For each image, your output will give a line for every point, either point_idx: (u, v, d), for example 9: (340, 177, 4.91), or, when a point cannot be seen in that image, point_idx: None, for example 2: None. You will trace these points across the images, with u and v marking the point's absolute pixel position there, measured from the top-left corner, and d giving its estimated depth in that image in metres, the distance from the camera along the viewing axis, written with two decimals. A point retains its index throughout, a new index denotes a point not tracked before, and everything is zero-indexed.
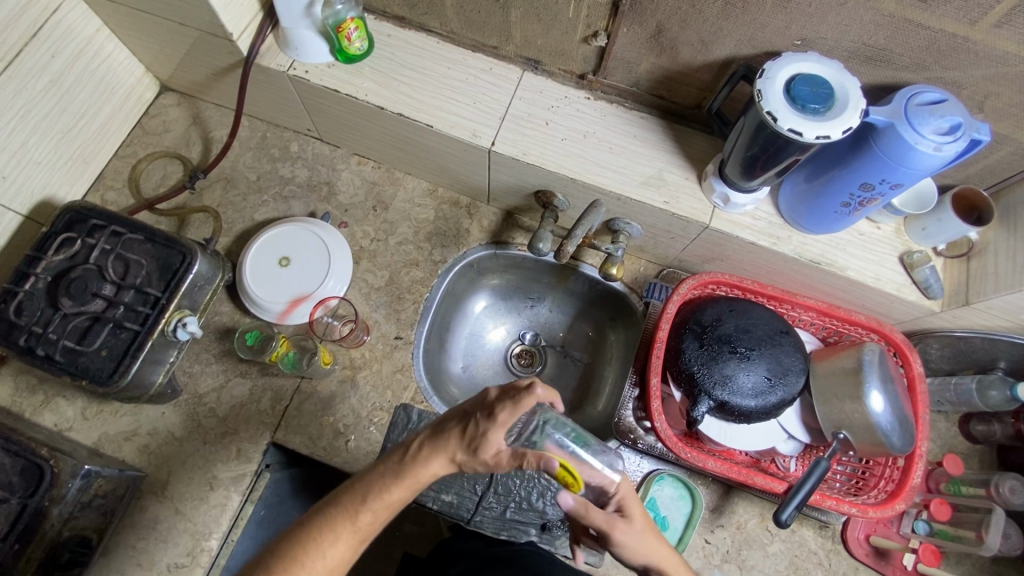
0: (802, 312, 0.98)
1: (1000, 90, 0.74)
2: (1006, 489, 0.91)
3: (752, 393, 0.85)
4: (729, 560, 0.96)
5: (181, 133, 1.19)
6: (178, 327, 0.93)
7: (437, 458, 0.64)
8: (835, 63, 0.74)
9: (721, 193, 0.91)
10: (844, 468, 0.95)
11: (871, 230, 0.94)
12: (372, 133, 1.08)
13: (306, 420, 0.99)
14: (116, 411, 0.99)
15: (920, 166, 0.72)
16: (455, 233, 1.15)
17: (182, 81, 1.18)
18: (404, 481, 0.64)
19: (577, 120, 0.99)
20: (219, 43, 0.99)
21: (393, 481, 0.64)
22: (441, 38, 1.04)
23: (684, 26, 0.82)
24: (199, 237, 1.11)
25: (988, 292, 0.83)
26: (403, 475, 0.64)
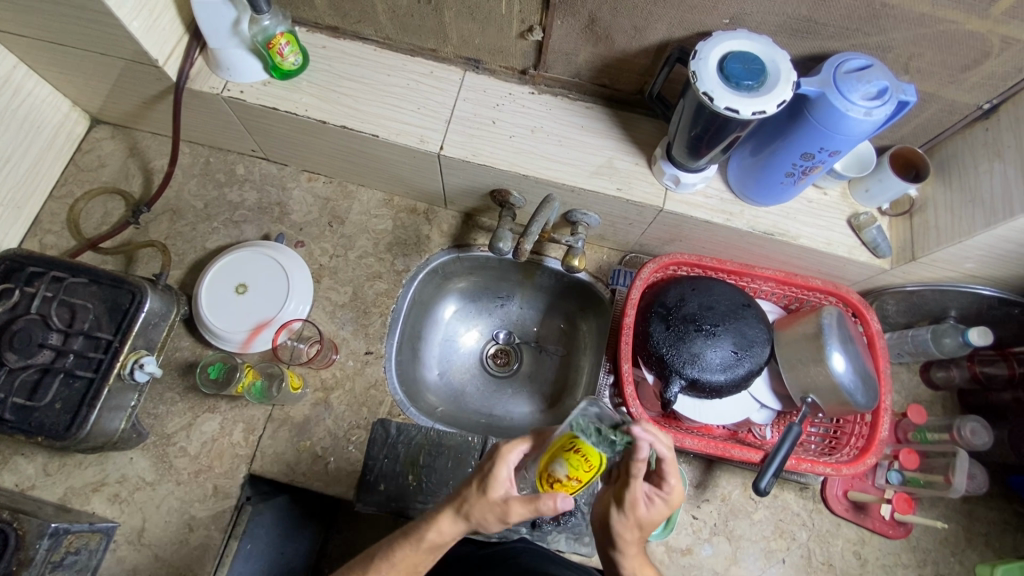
0: (762, 283, 1.00)
1: (921, 51, 0.76)
2: (967, 431, 0.94)
3: (720, 368, 0.87)
4: (718, 532, 0.98)
5: (119, 167, 1.14)
6: (135, 368, 0.89)
7: (448, 528, 0.67)
8: (764, 38, 0.75)
9: (671, 175, 0.91)
10: (817, 429, 0.97)
11: (819, 196, 0.96)
12: (318, 148, 1.06)
13: (282, 448, 0.97)
14: (81, 462, 0.95)
15: (854, 132, 0.74)
16: (416, 240, 1.13)
17: (113, 113, 1.13)
18: (419, 550, 0.67)
19: (523, 115, 0.98)
20: (146, 70, 0.95)
21: (411, 549, 0.67)
22: (377, 45, 1.02)
23: (616, 14, 0.82)
24: (149, 273, 1.07)
25: (931, 246, 0.86)
26: (418, 545, 0.67)
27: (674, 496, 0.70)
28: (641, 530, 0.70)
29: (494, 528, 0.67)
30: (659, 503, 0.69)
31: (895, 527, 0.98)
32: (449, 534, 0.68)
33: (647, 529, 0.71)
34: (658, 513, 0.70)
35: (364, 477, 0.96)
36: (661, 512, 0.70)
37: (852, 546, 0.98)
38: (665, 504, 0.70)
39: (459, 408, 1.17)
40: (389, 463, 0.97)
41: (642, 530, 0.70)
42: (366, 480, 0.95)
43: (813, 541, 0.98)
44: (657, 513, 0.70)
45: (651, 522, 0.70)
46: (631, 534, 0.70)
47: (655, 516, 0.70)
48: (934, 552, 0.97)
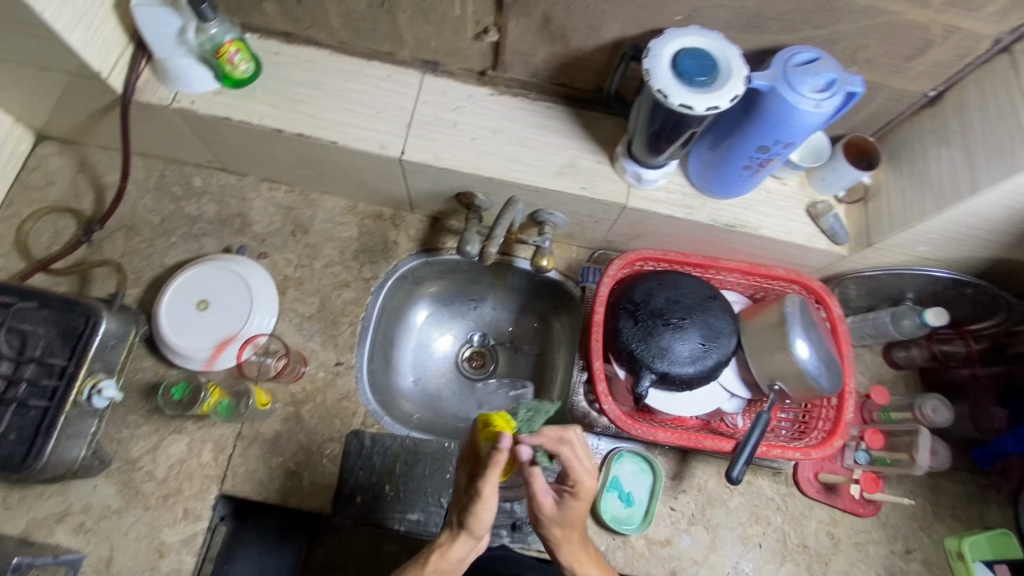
0: (727, 275, 1.01)
1: (867, 43, 0.78)
2: (928, 409, 0.98)
3: (689, 360, 0.88)
4: (696, 521, 0.99)
5: (68, 184, 1.10)
6: (93, 394, 0.86)
7: (459, 547, 0.69)
8: (715, 34, 0.76)
9: (633, 172, 0.92)
10: (787, 415, 0.99)
11: (778, 187, 0.98)
12: (277, 157, 1.03)
13: (254, 465, 0.95)
14: (41, 493, 0.92)
15: (806, 124, 0.76)
16: (383, 246, 1.12)
17: (59, 128, 1.09)
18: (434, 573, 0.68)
19: (485, 117, 0.98)
20: (89, 83, 0.92)
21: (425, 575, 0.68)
22: (332, 49, 1.00)
23: (570, 13, 0.82)
24: (105, 292, 1.04)
25: (886, 231, 0.89)
26: (428, 567, 0.68)
27: (585, 488, 0.70)
28: (566, 529, 0.72)
29: (488, 518, 0.68)
30: (571, 497, 0.70)
31: (865, 505, 1.01)
32: (462, 553, 0.69)
33: (574, 526, 0.72)
34: (575, 508, 0.71)
35: (339, 490, 0.95)
36: (577, 508, 0.71)
37: (825, 526, 1.00)
38: (579, 498, 0.70)
39: (435, 414, 1.16)
40: (364, 475, 0.96)
41: (568, 529, 0.72)
42: (342, 493, 0.94)
43: (788, 524, 1.00)
44: (572, 510, 0.71)
45: (573, 519, 0.71)
46: (557, 533, 0.72)
47: (573, 513, 0.71)
48: (903, 528, 1.01)
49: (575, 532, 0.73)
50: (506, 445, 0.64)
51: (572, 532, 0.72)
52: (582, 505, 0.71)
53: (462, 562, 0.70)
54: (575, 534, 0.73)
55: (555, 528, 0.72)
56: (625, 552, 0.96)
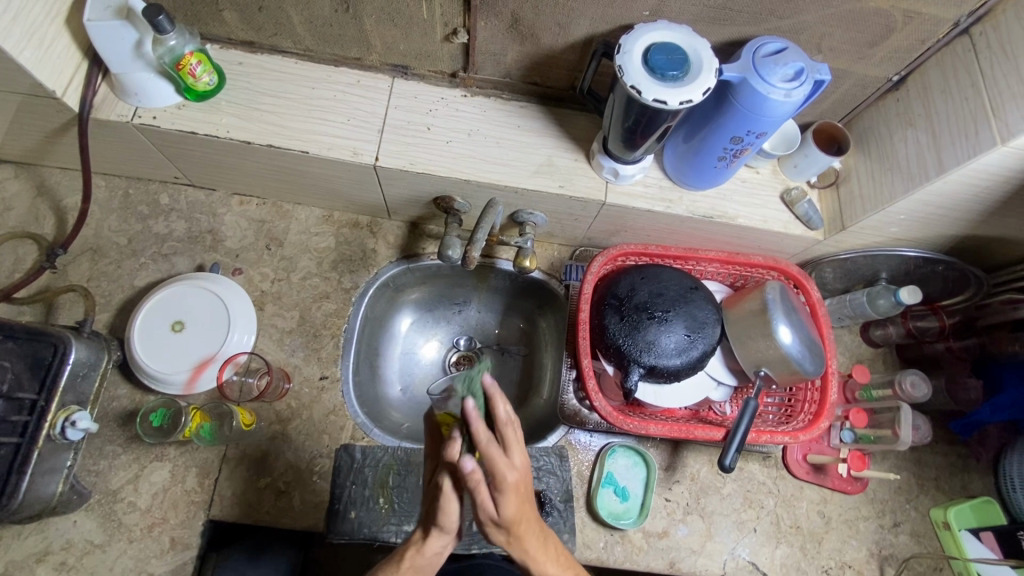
0: (707, 265, 1.02)
1: (831, 31, 0.79)
2: (908, 384, 1.00)
3: (675, 352, 0.88)
4: (691, 511, 1.00)
5: (26, 209, 1.05)
6: (67, 427, 0.83)
7: (435, 542, 0.67)
8: (684, 28, 0.76)
9: (610, 168, 0.92)
10: (774, 399, 1.00)
11: (752, 176, 0.99)
12: (247, 170, 1.01)
13: (242, 488, 0.93)
14: (18, 533, 0.88)
15: (777, 113, 0.76)
16: (362, 255, 1.10)
17: (12, 150, 1.04)
18: (414, 570, 0.67)
19: (458, 119, 0.97)
20: (42, 103, 0.88)
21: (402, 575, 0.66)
22: (298, 57, 0.98)
23: (538, 12, 0.81)
24: (73, 320, 1.00)
25: (858, 215, 0.90)
26: (404, 562, 0.67)
27: (507, 484, 0.58)
28: (506, 530, 0.62)
29: (454, 515, 0.64)
30: (506, 533, 0.63)
31: (852, 483, 1.03)
32: (439, 547, 0.67)
33: (515, 528, 0.61)
34: (506, 510, 0.60)
35: (332, 506, 0.92)
36: (508, 503, 0.59)
37: (815, 506, 1.02)
38: (502, 492, 0.59)
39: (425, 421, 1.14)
40: (356, 489, 0.94)
41: (508, 528, 0.61)
42: (335, 509, 0.92)
43: (780, 507, 1.02)
44: (513, 546, 0.64)
45: (511, 518, 0.60)
46: (499, 537, 0.63)
47: (505, 514, 0.60)
48: (890, 502, 1.03)
49: (523, 531, 0.63)
50: (468, 468, 0.58)
51: (516, 532, 0.62)
52: (512, 500, 0.59)
53: (442, 554, 0.69)
54: (523, 530, 0.62)
55: (494, 531, 0.63)
56: (624, 546, 0.97)
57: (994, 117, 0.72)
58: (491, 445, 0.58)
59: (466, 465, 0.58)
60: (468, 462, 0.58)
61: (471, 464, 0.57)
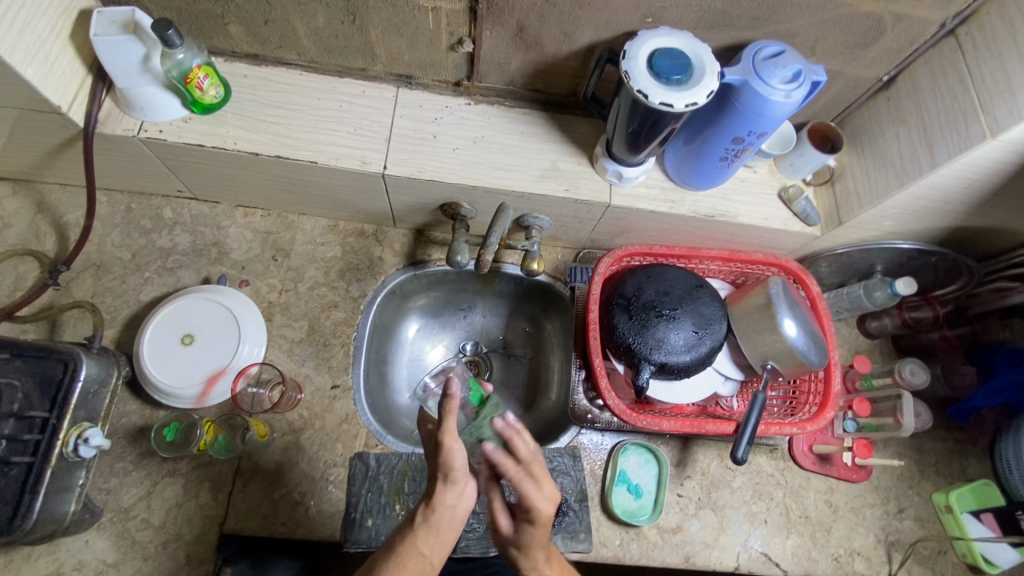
0: (710, 264, 1.05)
1: (825, 34, 0.83)
2: (907, 372, 1.04)
3: (684, 349, 0.90)
4: (703, 505, 1.02)
5: (26, 226, 1.04)
6: (79, 444, 0.81)
7: (446, 495, 0.69)
8: (685, 33, 0.79)
9: (614, 170, 0.94)
10: (778, 392, 1.03)
11: (750, 175, 1.02)
12: (253, 181, 1.01)
13: (256, 500, 0.92)
14: (28, 555, 0.86)
15: (777, 114, 0.79)
16: (368, 263, 1.10)
17: (12, 168, 1.03)
18: (427, 530, 0.69)
19: (463, 127, 0.99)
20: (46, 118, 0.87)
21: (417, 533, 0.69)
22: (303, 69, 0.99)
23: (544, 21, 0.84)
24: (79, 336, 0.99)
25: (855, 210, 0.94)
26: (418, 520, 0.69)
27: (540, 515, 0.67)
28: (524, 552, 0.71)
29: (460, 460, 0.67)
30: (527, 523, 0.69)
31: (857, 471, 1.06)
32: (451, 499, 0.70)
33: (533, 549, 0.70)
34: (532, 534, 0.69)
35: (348, 515, 0.92)
36: (534, 535, 0.69)
37: (823, 495, 1.05)
38: (533, 526, 0.68)
39: None
40: (372, 496, 0.94)
41: (525, 551, 0.71)
42: (352, 517, 0.92)
43: (789, 498, 1.04)
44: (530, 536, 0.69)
45: (531, 543, 0.70)
46: (516, 555, 0.72)
47: (528, 538, 0.70)
48: (894, 488, 1.06)
49: (540, 556, 0.72)
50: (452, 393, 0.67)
51: (533, 555, 0.71)
52: (539, 531, 0.69)
53: (454, 512, 0.70)
54: (540, 555, 0.72)
55: (513, 549, 0.72)
56: (639, 543, 0.98)
57: (984, 113, 0.75)
58: (522, 474, 0.67)
59: (450, 390, 0.67)
60: (491, 446, 0.67)
61: (493, 448, 0.67)
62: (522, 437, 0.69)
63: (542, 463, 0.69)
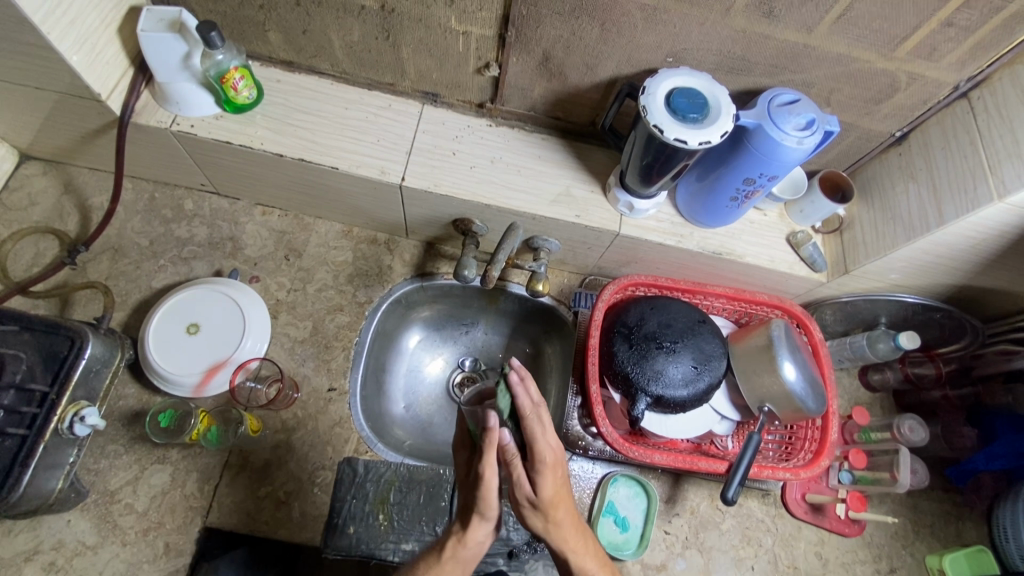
0: (714, 300, 1.05)
1: (840, 87, 0.85)
2: (906, 428, 1.02)
3: (682, 383, 0.90)
4: (690, 545, 1.00)
5: (52, 205, 1.07)
6: (75, 422, 0.82)
7: (476, 533, 0.68)
8: (704, 75, 0.82)
9: (625, 201, 0.96)
10: (774, 436, 1.01)
11: (760, 217, 1.04)
12: (275, 182, 1.04)
13: (240, 496, 0.92)
14: (9, 529, 0.86)
15: (789, 159, 0.81)
16: (377, 271, 1.12)
17: (46, 148, 1.06)
18: (455, 564, 0.68)
19: (482, 147, 1.01)
20: (84, 104, 0.91)
21: (444, 566, 0.68)
22: (334, 79, 1.03)
23: (568, 52, 0.87)
24: (88, 316, 1.00)
25: (861, 260, 0.95)
26: (445, 552, 0.68)
27: (545, 457, 0.66)
28: (545, 513, 0.68)
29: (495, 497, 0.67)
30: (535, 468, 0.66)
31: (849, 525, 1.04)
32: (480, 537, 0.68)
33: (551, 505, 0.67)
34: (544, 484, 0.66)
35: (331, 520, 0.92)
36: (548, 482, 0.66)
37: (813, 547, 1.03)
38: (540, 471, 0.66)
39: (427, 441, 1.14)
40: (357, 503, 0.94)
41: (545, 510, 0.67)
42: (334, 523, 0.91)
43: (778, 545, 1.02)
44: (544, 485, 0.66)
45: (549, 497, 0.67)
46: (535, 515, 0.68)
47: (545, 491, 0.67)
48: (886, 547, 1.04)
49: (559, 516, 0.68)
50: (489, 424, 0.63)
51: (552, 516, 0.68)
52: (549, 480, 0.66)
53: (483, 546, 0.70)
54: (559, 514, 0.68)
55: (531, 511, 0.68)
56: None
57: (993, 176, 0.77)
58: (535, 417, 0.66)
59: (491, 421, 0.63)
60: (516, 378, 0.65)
61: (518, 378, 0.65)
62: (529, 381, 0.67)
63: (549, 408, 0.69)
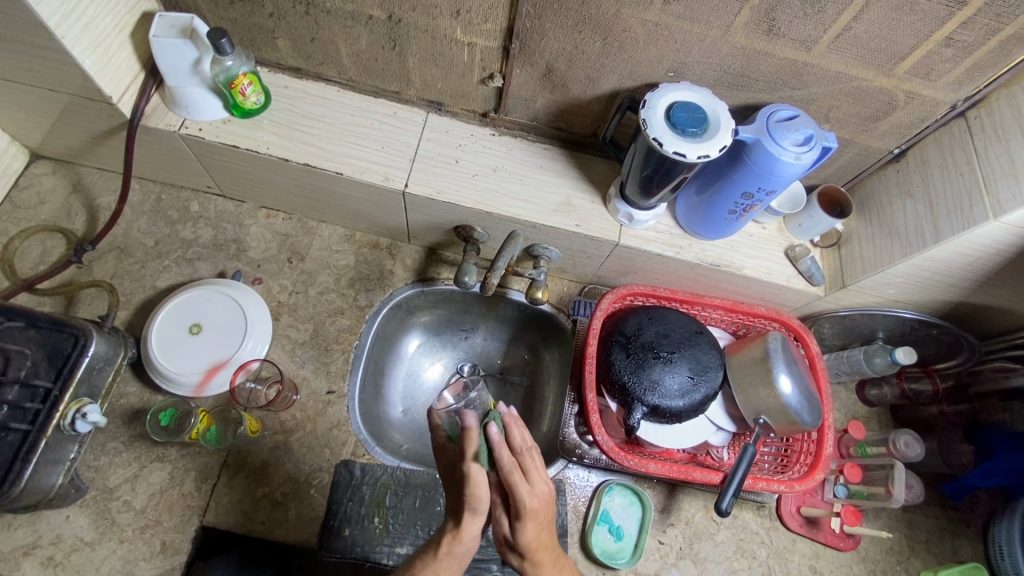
0: (712, 311, 1.06)
1: (839, 104, 0.86)
2: (902, 443, 1.02)
3: (679, 394, 0.91)
4: (684, 556, 1.00)
5: (60, 204, 1.09)
6: (77, 418, 0.83)
7: (471, 527, 0.68)
8: (705, 90, 0.83)
9: (625, 212, 0.97)
10: (769, 448, 1.02)
11: (759, 231, 1.05)
12: (280, 186, 1.05)
13: (237, 496, 0.93)
14: (8, 524, 0.87)
15: (787, 174, 0.82)
16: (379, 275, 1.13)
17: (57, 148, 1.08)
18: (451, 559, 0.67)
19: (485, 155, 1.03)
20: (96, 106, 0.93)
21: (440, 563, 0.67)
22: (340, 86, 1.04)
23: (571, 65, 0.88)
24: (93, 314, 1.02)
25: (859, 274, 0.95)
26: (441, 551, 0.67)
27: (526, 510, 0.66)
28: (523, 554, 0.69)
29: (485, 492, 0.66)
30: (515, 518, 0.67)
31: (845, 539, 1.04)
32: (475, 530, 0.68)
33: (531, 553, 0.68)
34: (523, 532, 0.67)
35: (327, 522, 0.92)
36: (527, 530, 0.67)
37: (807, 560, 1.03)
38: (520, 521, 0.67)
39: (424, 445, 1.15)
40: (354, 505, 0.94)
41: (523, 554, 0.69)
42: (330, 525, 0.92)
43: (772, 558, 1.02)
44: (523, 533, 0.67)
45: (528, 544, 0.68)
46: (517, 559, 0.70)
47: (524, 538, 0.68)
48: (881, 562, 1.03)
49: (538, 561, 0.69)
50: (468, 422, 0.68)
51: (531, 560, 0.69)
52: (528, 529, 0.67)
53: (476, 541, 0.69)
54: (539, 561, 0.69)
55: (514, 553, 0.70)
56: None
57: (988, 195, 0.78)
58: (520, 462, 0.67)
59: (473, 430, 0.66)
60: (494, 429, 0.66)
61: (496, 434, 0.66)
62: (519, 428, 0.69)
63: (536, 458, 0.68)
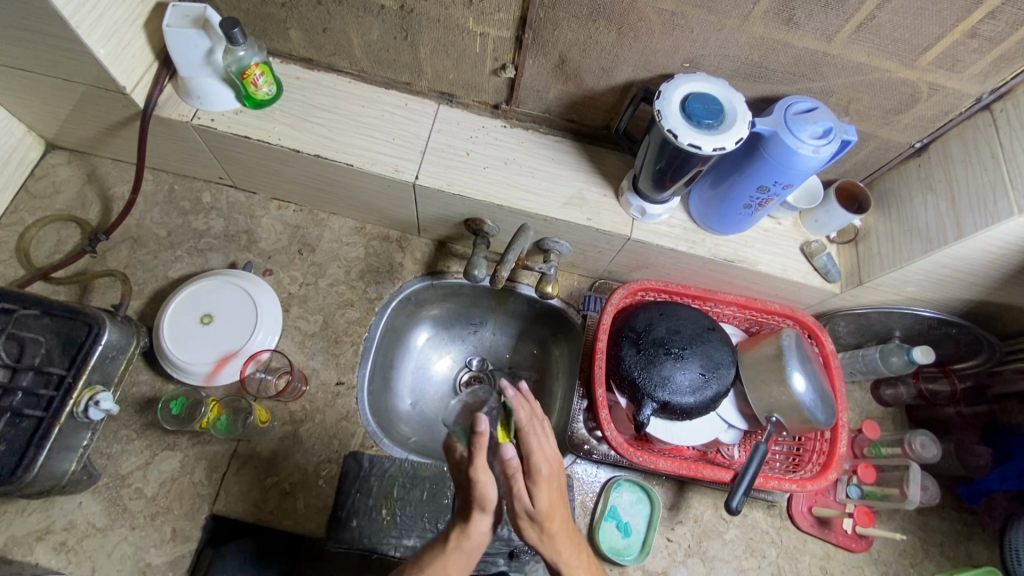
0: (724, 308, 1.04)
1: (860, 96, 0.84)
2: (918, 444, 1.00)
3: (689, 390, 0.90)
4: (692, 553, 0.99)
5: (74, 194, 1.10)
6: (90, 406, 0.84)
7: (480, 523, 0.68)
8: (720, 81, 0.81)
9: (638, 206, 0.96)
10: (781, 447, 1.01)
11: (773, 226, 1.03)
12: (291, 177, 1.05)
13: (247, 485, 0.93)
14: (22, 509, 0.88)
15: (804, 167, 0.80)
16: (388, 267, 1.13)
17: (71, 138, 1.09)
18: (460, 555, 0.67)
19: (496, 148, 1.02)
20: (110, 96, 0.93)
21: (449, 556, 0.67)
22: (351, 77, 1.04)
23: (585, 55, 0.87)
24: (106, 303, 1.03)
25: (876, 271, 0.93)
26: (449, 544, 0.68)
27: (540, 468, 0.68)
28: (540, 524, 0.69)
29: (494, 492, 0.66)
30: (530, 480, 0.68)
31: (857, 540, 1.02)
32: (484, 527, 0.68)
33: (548, 519, 0.68)
34: (537, 495, 0.68)
35: (336, 513, 0.92)
36: (543, 493, 0.68)
37: (818, 561, 1.01)
38: (535, 481, 0.68)
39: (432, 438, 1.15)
40: (360, 497, 0.93)
41: (541, 522, 0.68)
42: (338, 516, 0.92)
43: (782, 558, 1.01)
44: (540, 495, 0.68)
45: (546, 508, 0.68)
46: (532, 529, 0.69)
47: (540, 502, 0.68)
48: (894, 564, 1.02)
49: (554, 527, 0.69)
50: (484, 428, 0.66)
51: (547, 527, 0.69)
52: (544, 490, 0.68)
53: (486, 537, 0.69)
54: (555, 527, 0.69)
55: (529, 525, 0.69)
56: None
57: (1014, 190, 0.75)
58: (532, 426, 0.71)
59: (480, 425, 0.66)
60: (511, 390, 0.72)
61: (513, 392, 0.72)
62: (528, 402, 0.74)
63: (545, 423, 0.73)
